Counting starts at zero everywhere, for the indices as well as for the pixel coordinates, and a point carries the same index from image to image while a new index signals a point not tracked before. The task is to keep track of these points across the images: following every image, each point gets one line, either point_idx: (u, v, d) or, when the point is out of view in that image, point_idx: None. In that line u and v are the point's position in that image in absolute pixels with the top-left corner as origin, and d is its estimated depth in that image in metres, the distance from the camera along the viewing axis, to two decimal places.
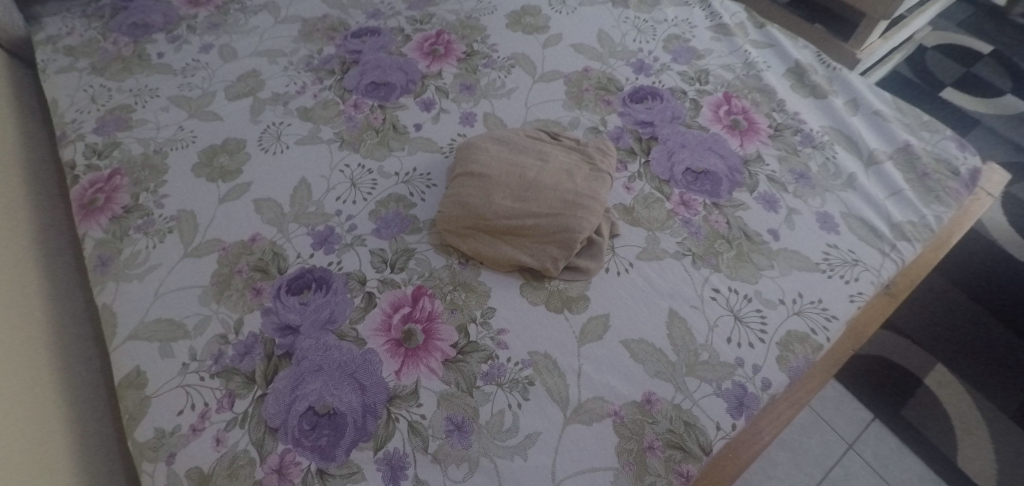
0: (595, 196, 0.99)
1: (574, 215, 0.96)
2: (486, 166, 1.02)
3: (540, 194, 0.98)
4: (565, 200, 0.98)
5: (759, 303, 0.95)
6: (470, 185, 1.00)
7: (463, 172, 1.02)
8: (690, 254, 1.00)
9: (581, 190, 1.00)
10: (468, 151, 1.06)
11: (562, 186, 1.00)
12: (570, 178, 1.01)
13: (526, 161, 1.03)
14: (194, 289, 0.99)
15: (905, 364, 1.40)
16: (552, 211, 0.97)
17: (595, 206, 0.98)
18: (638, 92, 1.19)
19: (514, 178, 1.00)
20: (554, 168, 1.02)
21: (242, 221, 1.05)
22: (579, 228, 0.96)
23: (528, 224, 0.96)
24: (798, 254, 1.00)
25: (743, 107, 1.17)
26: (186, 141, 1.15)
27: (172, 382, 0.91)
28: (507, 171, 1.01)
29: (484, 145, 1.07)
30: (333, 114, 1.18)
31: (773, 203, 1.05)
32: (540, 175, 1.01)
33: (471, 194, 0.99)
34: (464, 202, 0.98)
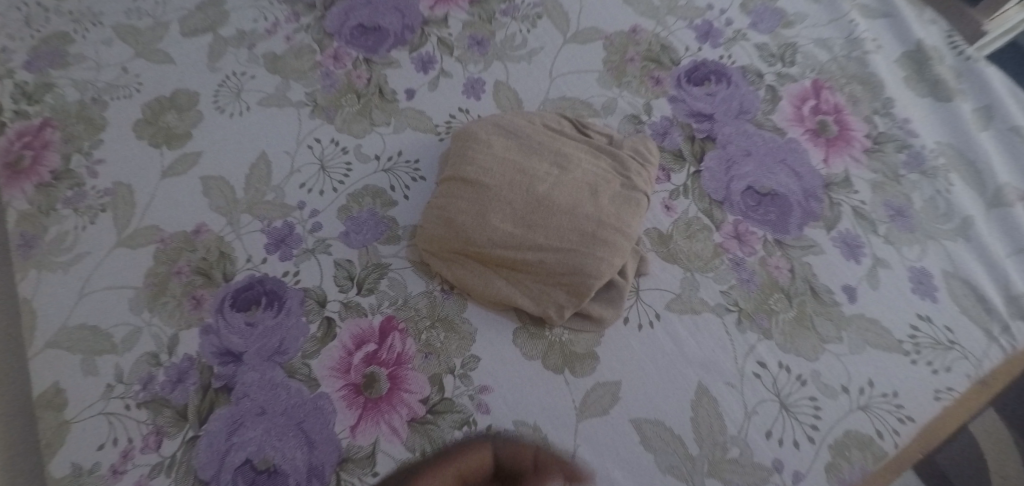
0: (623, 228, 0.76)
1: (592, 254, 0.74)
2: (486, 170, 0.79)
3: (551, 220, 0.76)
4: (583, 231, 0.75)
5: (815, 388, 0.75)
6: (463, 196, 0.78)
7: (455, 174, 0.79)
8: (736, 310, 0.78)
9: (606, 217, 0.76)
10: (466, 142, 0.82)
11: (581, 208, 0.77)
12: (593, 197, 0.78)
13: (539, 167, 0.80)
14: (124, 291, 0.81)
15: None
16: (564, 245, 0.75)
17: (622, 241, 0.76)
18: (699, 70, 0.92)
19: (521, 193, 0.77)
20: (574, 181, 0.79)
21: (186, 206, 0.85)
22: (597, 272, 0.74)
23: (532, 259, 0.75)
24: (877, 324, 0.78)
25: (836, 104, 0.89)
26: (130, 89, 0.92)
27: (95, 407, 0.77)
28: (512, 181, 0.78)
29: (486, 135, 0.83)
30: (307, 66, 0.94)
31: (855, 249, 0.81)
32: (555, 190, 0.78)
33: (463, 209, 0.77)
34: (453, 220, 0.77)
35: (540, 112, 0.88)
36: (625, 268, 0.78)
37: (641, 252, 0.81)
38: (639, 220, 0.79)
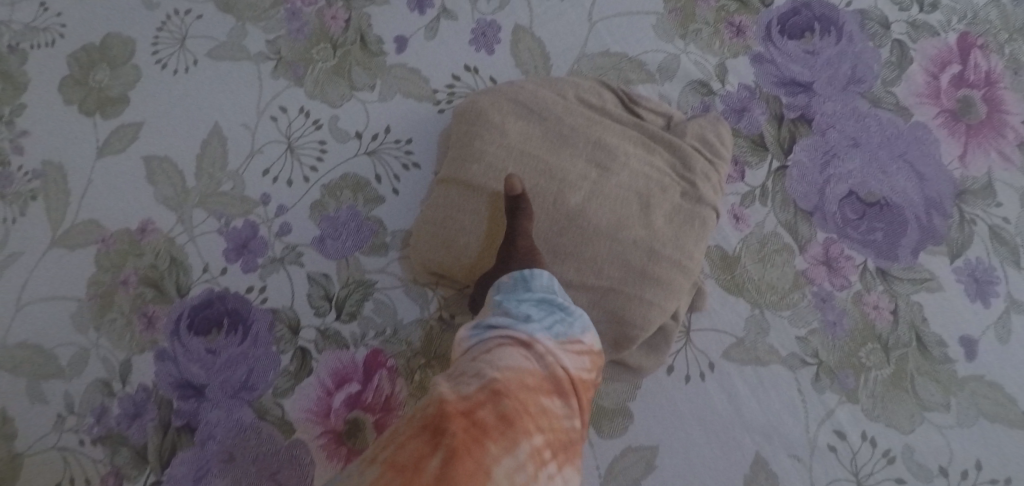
0: (682, 257, 0.56)
1: (639, 297, 0.55)
2: (497, 171, 0.56)
3: (586, 247, 0.55)
4: (628, 264, 0.55)
5: (906, 469, 0.59)
6: (465, 210, 0.56)
7: (456, 176, 0.57)
8: (813, 362, 0.61)
9: (660, 243, 0.56)
10: (471, 126, 0.59)
11: (628, 231, 0.55)
12: (644, 212, 0.56)
13: (571, 167, 0.57)
14: (65, 305, 0.66)
15: None
16: (602, 283, 0.55)
17: (679, 277, 0.56)
18: (796, 16, 0.67)
19: (545, 207, 0.55)
20: (618, 188, 0.57)
21: (129, 195, 0.68)
22: (642, 320, 0.55)
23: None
24: (998, 389, 0.60)
25: (988, 71, 0.65)
26: (52, 33, 0.73)
27: (45, 442, 0.64)
28: (534, 188, 0.56)
29: (500, 115, 0.59)
30: (269, 2, 0.72)
31: (983, 286, 0.61)
32: (592, 204, 0.55)
33: (466, 229, 0.56)
34: (453, 241, 0.57)
35: (574, 79, 0.65)
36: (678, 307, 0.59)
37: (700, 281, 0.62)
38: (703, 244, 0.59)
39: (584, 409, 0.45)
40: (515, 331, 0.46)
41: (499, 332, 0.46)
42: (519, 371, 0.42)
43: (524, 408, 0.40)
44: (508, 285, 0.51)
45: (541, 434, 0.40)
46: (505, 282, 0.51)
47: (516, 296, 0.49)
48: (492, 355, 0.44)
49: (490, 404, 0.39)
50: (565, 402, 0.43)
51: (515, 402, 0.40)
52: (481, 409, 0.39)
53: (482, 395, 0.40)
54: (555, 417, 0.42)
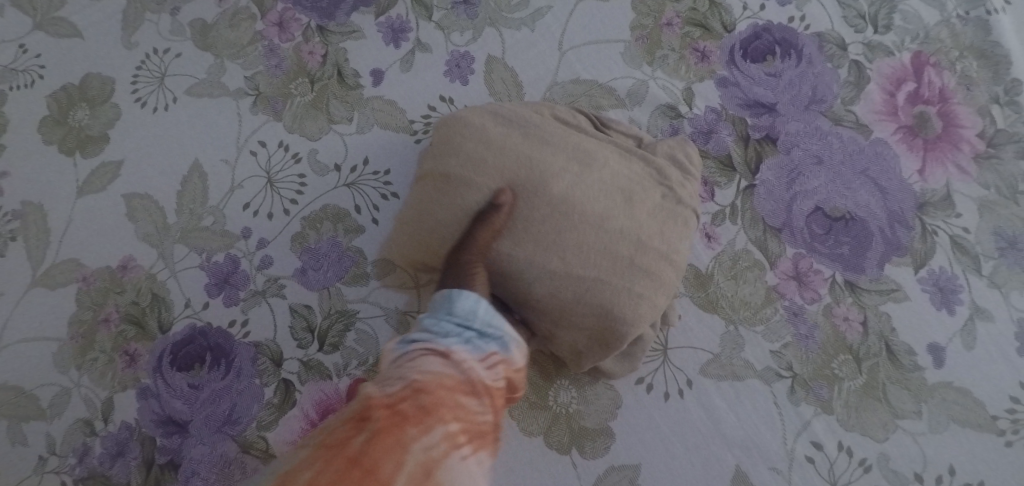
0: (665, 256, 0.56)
1: (628, 292, 0.54)
2: (476, 166, 0.55)
3: (572, 239, 0.53)
4: (616, 258, 0.54)
5: (882, 477, 0.61)
6: (444, 204, 0.55)
7: (438, 170, 0.56)
8: (789, 375, 0.62)
9: (645, 240, 0.55)
10: (448, 125, 0.58)
11: (613, 225, 0.55)
12: (627, 212, 0.56)
13: (551, 160, 0.56)
14: (45, 343, 0.66)
15: None
16: (591, 278, 0.53)
17: (663, 271, 0.56)
18: (758, 39, 0.69)
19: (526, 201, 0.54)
20: (601, 185, 0.56)
21: (109, 232, 0.68)
22: (631, 314, 0.54)
23: (543, 295, 0.54)
24: (967, 395, 0.62)
25: (942, 87, 0.67)
26: (31, 75, 0.73)
27: (26, 484, 0.63)
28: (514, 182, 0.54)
29: (477, 118, 0.58)
30: (247, 40, 0.74)
31: (948, 295, 0.64)
32: (575, 197, 0.54)
33: (445, 223, 0.55)
34: (432, 237, 0.56)
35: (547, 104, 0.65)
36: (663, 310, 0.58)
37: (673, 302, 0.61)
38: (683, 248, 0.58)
39: (502, 404, 0.49)
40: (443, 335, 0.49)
41: (421, 344, 0.48)
42: (441, 374, 0.46)
43: (443, 405, 0.44)
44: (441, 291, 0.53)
45: (457, 422, 0.44)
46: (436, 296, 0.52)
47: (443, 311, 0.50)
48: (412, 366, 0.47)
49: (409, 400, 0.44)
50: (484, 401, 0.47)
51: (433, 399, 0.44)
52: (403, 402, 0.44)
53: (405, 391, 0.44)
54: (472, 413, 0.46)
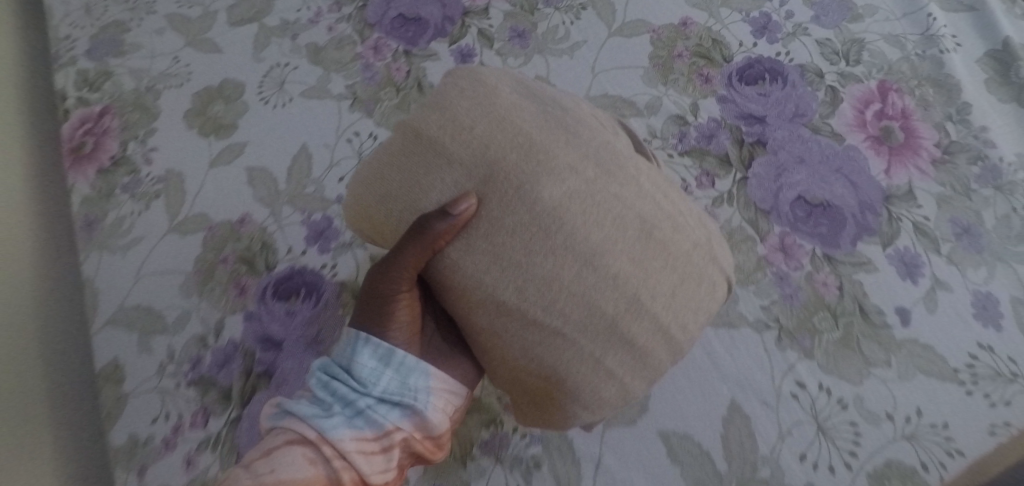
0: (652, 311, 0.58)
1: (582, 348, 0.57)
2: (462, 132, 0.59)
3: (545, 266, 0.56)
4: (587, 303, 0.56)
5: (857, 414, 0.71)
6: (419, 167, 0.59)
7: (425, 130, 0.60)
8: (776, 327, 0.75)
9: (630, 287, 0.57)
10: (462, 88, 0.61)
11: (601, 260, 0.56)
12: (631, 246, 0.57)
13: (559, 156, 0.58)
14: (175, 276, 0.84)
15: None
16: (552, 319, 0.56)
17: (638, 331, 0.57)
18: (752, 68, 0.87)
19: (503, 197, 0.57)
20: (605, 205, 0.57)
21: (232, 195, 0.87)
22: (579, 372, 0.57)
23: (487, 322, 0.58)
24: (932, 351, 0.73)
25: (903, 108, 0.83)
26: (182, 79, 0.95)
27: (148, 384, 0.79)
28: (489, 173, 0.58)
29: (499, 84, 0.62)
30: (348, 58, 0.94)
31: (913, 268, 0.76)
32: (560, 208, 0.56)
33: (406, 182, 0.60)
34: (388, 194, 0.60)
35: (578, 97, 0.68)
36: (632, 394, 0.60)
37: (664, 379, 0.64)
38: (685, 312, 0.60)
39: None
40: (311, 427, 0.54)
41: (297, 423, 0.55)
42: (295, 478, 0.51)
43: None
44: (332, 368, 0.59)
45: None
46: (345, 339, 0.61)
47: (341, 374, 0.58)
48: (277, 453, 0.53)
49: None
50: None
51: None
52: None
53: None
54: None
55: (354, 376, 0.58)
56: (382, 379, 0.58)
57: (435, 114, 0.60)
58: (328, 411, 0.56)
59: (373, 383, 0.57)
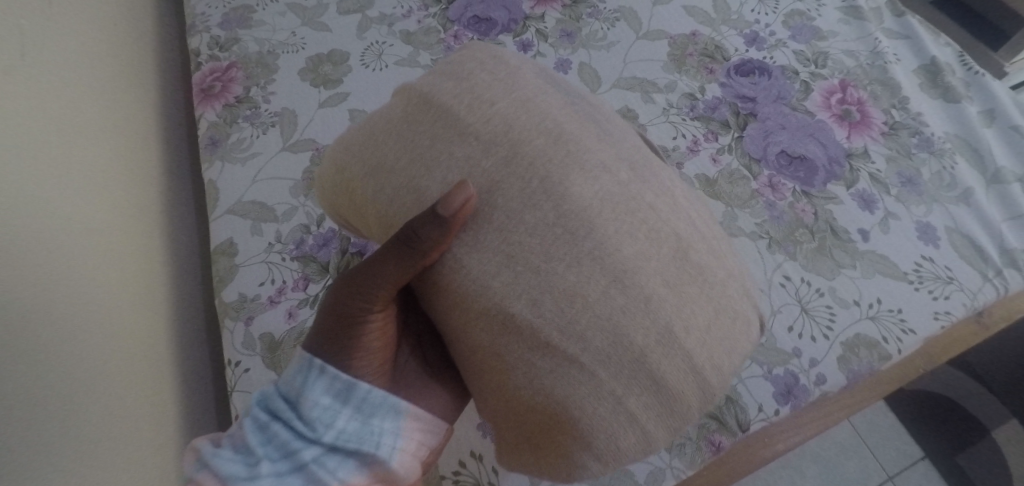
0: (683, 345, 0.64)
1: (602, 384, 0.63)
2: (483, 107, 0.70)
3: (570, 280, 0.63)
4: (615, 331, 0.62)
5: (831, 299, 0.91)
6: (431, 150, 0.69)
7: (447, 120, 0.70)
8: (767, 237, 0.96)
9: (661, 316, 0.63)
10: (487, 86, 0.72)
11: (634, 281, 0.63)
12: (667, 267, 0.65)
13: (591, 159, 0.67)
14: (286, 181, 1.06)
15: (955, 396, 1.39)
16: (570, 344, 0.62)
17: (665, 370, 0.63)
18: (745, 65, 1.13)
19: (527, 190, 0.65)
20: (635, 218, 0.66)
21: (336, 128, 1.10)
22: (598, 413, 0.63)
23: (489, 336, 0.64)
24: (886, 260, 0.94)
25: (859, 98, 1.09)
26: (298, 47, 1.20)
27: (257, 257, 0.99)
28: (509, 156, 0.67)
29: (537, 92, 0.72)
30: (433, 41, 1.20)
31: (869, 203, 0.99)
32: (590, 213, 0.64)
33: (409, 156, 0.70)
34: (385, 168, 0.71)
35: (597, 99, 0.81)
36: (652, 444, 0.66)
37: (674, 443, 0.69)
38: (716, 349, 0.66)
39: None
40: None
41: (220, 479, 0.68)
42: None
43: None
44: (276, 412, 0.72)
45: None
46: (298, 368, 0.73)
47: (287, 417, 0.71)
48: None
49: None
50: None
51: None
52: None
53: None
54: None
55: (298, 416, 0.70)
56: (332, 423, 0.70)
57: (452, 88, 0.72)
58: (253, 467, 0.68)
59: (323, 427, 0.69)
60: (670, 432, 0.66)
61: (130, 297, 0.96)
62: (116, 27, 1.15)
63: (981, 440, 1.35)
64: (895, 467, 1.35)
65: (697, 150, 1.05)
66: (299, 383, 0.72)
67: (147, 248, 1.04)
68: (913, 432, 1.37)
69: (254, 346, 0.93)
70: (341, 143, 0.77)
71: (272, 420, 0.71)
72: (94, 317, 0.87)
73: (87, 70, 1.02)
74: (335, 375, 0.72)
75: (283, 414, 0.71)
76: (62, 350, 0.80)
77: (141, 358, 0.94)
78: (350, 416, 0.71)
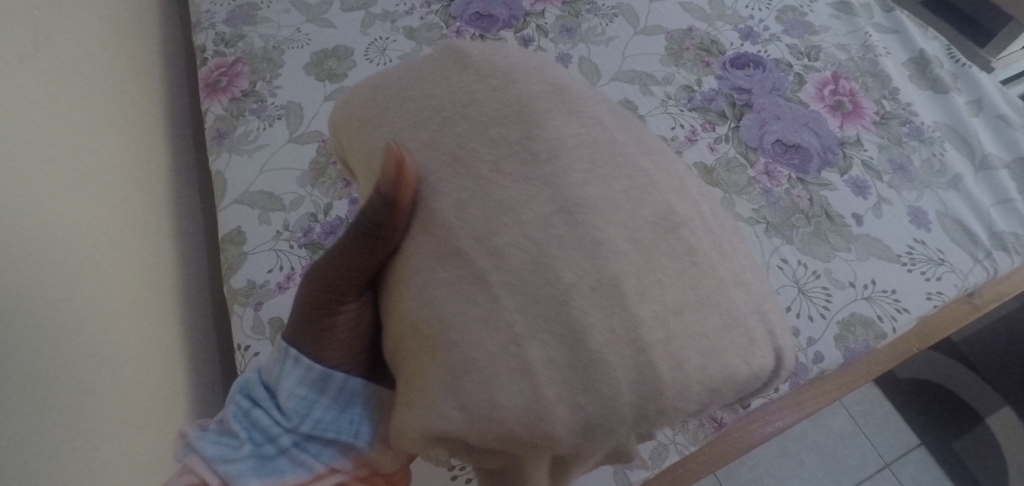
0: (627, 306, 0.57)
1: (507, 320, 0.57)
2: (497, 55, 0.69)
3: (518, 203, 0.59)
4: (546, 266, 0.58)
5: (827, 281, 0.93)
6: (428, 76, 0.69)
7: (458, 57, 0.70)
8: (764, 222, 0.99)
9: (607, 265, 0.57)
10: (515, 50, 0.72)
11: (586, 221, 0.59)
12: (637, 225, 0.60)
13: (589, 120, 0.65)
14: (292, 172, 1.08)
15: (948, 383, 1.43)
16: (481, 256, 0.59)
17: (594, 326, 0.57)
18: (740, 58, 1.16)
19: (502, 112, 0.64)
20: (618, 173, 0.62)
21: None
22: (490, 354, 0.57)
23: (426, 262, 0.62)
24: (880, 243, 0.97)
25: (851, 89, 1.12)
26: (303, 42, 1.22)
27: (266, 245, 1.01)
28: (498, 87, 0.65)
29: (559, 71, 0.71)
30: (436, 37, 1.23)
31: (863, 188, 1.02)
32: (558, 152, 0.61)
33: (409, 75, 0.70)
34: (383, 86, 0.71)
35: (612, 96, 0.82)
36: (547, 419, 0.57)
37: (584, 445, 0.59)
38: (688, 341, 0.58)
39: None
40: (212, 470, 0.70)
41: (200, 459, 0.71)
42: None
43: None
44: (257, 396, 0.74)
45: None
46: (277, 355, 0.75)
47: (267, 403, 0.73)
48: None
49: None
50: None
51: None
52: None
53: None
54: None
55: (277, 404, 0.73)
56: (309, 413, 0.72)
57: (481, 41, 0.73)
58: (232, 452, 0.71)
59: (298, 416, 0.72)
60: (573, 411, 0.57)
61: (143, 291, 0.98)
62: (124, 23, 1.17)
63: (975, 427, 1.38)
64: (892, 454, 1.37)
65: (695, 140, 1.07)
66: (277, 371, 0.74)
67: (155, 242, 1.06)
68: (910, 420, 1.40)
69: (263, 330, 0.95)
70: (365, 76, 0.78)
71: (252, 407, 0.74)
72: (113, 306, 0.89)
73: (97, 64, 1.04)
74: (309, 365, 0.73)
75: (264, 401, 0.73)
76: (89, 339, 0.83)
77: (152, 348, 0.96)
78: (328, 405, 0.74)
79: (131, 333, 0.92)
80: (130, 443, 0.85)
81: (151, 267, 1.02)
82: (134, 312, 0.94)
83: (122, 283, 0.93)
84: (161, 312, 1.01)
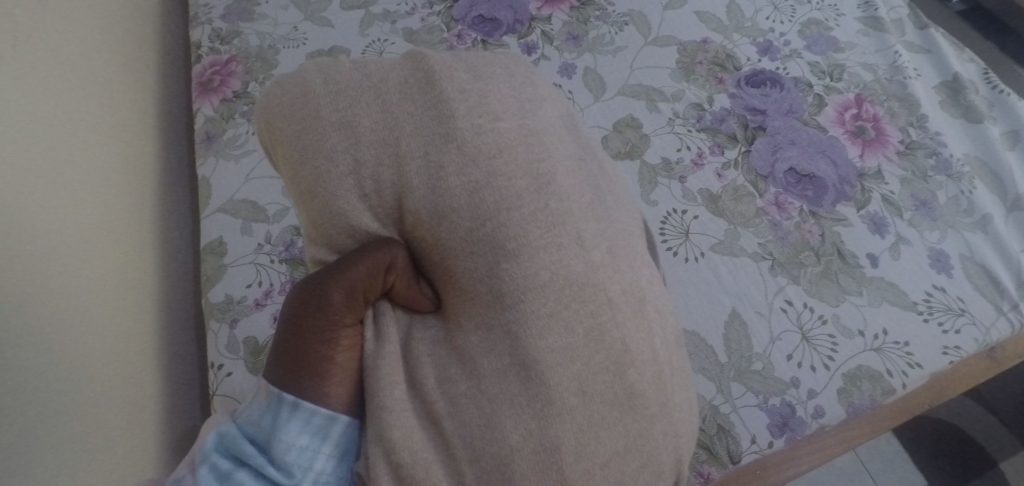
0: (564, 468, 0.54)
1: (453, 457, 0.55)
2: (481, 116, 0.58)
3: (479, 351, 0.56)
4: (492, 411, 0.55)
5: (834, 328, 0.87)
6: (409, 138, 0.57)
7: (445, 116, 0.57)
8: (770, 259, 0.92)
9: (552, 421, 0.54)
10: (502, 92, 0.61)
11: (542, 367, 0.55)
12: (584, 372, 0.56)
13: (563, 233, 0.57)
14: (279, 181, 1.04)
15: (961, 424, 1.35)
16: None
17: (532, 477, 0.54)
18: (756, 76, 1.08)
19: (475, 229, 0.56)
20: (607, 233, 0.60)
21: None
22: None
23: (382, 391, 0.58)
24: (896, 289, 0.89)
25: (874, 114, 1.04)
26: (298, 42, 1.17)
27: (247, 257, 0.97)
28: (480, 182, 0.56)
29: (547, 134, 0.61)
30: (436, 40, 1.16)
31: (881, 226, 0.94)
32: None
33: (386, 130, 0.57)
34: (351, 130, 0.57)
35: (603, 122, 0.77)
36: None
37: None
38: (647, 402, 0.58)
39: None
40: None
41: None
42: None
43: None
44: (242, 453, 0.58)
45: None
46: (268, 403, 0.60)
47: (261, 462, 0.58)
48: None
49: None
50: None
51: None
52: None
53: None
54: None
55: (272, 462, 0.58)
56: (308, 468, 0.59)
57: (460, 76, 0.60)
58: None
59: (300, 470, 0.59)
60: None
61: (123, 292, 0.94)
62: (116, 17, 1.13)
63: (988, 473, 1.30)
64: None
65: (701, 164, 1.00)
66: (270, 424, 0.59)
67: (137, 248, 1.01)
68: (918, 460, 1.32)
69: (237, 349, 0.91)
70: (317, 70, 0.60)
71: (237, 468, 0.58)
72: (86, 311, 0.86)
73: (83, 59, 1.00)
74: (312, 412, 0.59)
75: (255, 458, 0.58)
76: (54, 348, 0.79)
77: (129, 352, 0.92)
78: (330, 455, 0.60)
79: (107, 339, 0.88)
80: (95, 455, 0.81)
81: (134, 265, 0.99)
82: (112, 316, 0.91)
83: (99, 285, 0.90)
84: (144, 313, 0.98)
